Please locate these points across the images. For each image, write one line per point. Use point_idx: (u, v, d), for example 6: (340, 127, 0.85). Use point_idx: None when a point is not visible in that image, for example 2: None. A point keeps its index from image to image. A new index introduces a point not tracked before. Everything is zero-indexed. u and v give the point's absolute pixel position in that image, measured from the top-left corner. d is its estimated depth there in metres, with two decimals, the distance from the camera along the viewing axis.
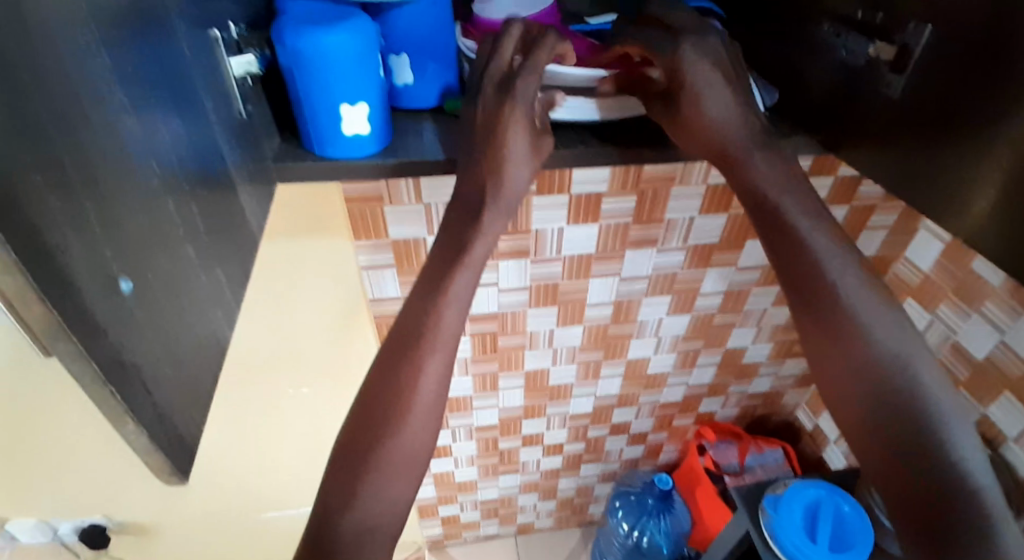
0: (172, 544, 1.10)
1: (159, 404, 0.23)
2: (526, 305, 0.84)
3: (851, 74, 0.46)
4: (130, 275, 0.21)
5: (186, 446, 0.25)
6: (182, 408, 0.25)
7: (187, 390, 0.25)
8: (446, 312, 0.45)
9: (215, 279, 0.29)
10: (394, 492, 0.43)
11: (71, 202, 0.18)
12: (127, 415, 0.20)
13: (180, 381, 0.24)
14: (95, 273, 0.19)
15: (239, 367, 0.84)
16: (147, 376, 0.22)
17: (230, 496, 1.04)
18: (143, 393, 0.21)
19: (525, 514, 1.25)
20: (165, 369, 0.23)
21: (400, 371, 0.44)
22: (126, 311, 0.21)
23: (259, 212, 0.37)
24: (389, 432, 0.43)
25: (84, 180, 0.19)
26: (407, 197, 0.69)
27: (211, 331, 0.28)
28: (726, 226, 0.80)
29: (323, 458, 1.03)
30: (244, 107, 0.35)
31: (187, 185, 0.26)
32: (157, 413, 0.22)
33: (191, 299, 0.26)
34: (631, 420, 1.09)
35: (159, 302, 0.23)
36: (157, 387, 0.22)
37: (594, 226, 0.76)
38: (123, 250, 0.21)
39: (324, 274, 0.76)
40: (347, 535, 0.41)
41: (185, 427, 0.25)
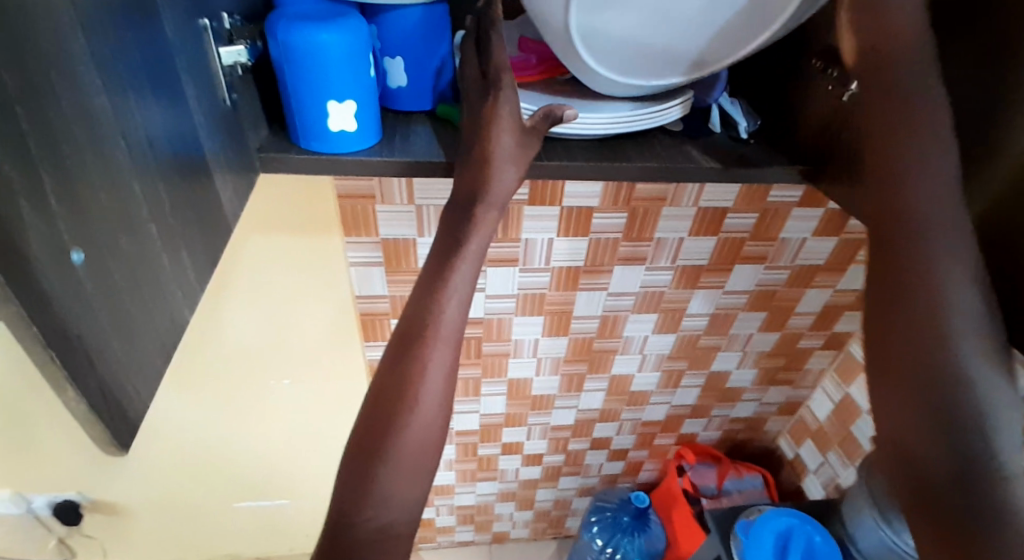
0: (146, 526, 1.11)
1: (106, 377, 0.23)
2: (513, 313, 0.84)
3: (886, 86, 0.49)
4: (85, 250, 0.22)
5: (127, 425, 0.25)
6: (133, 386, 0.25)
7: (141, 367, 0.25)
8: (448, 309, 0.45)
9: (181, 263, 0.29)
10: (409, 489, 0.42)
11: (29, 172, 0.19)
12: (68, 385, 0.21)
13: (134, 354, 0.25)
14: (46, 243, 0.19)
15: (223, 353, 0.84)
16: (93, 347, 0.22)
17: (205, 482, 1.04)
18: (88, 363, 0.22)
19: (501, 523, 1.25)
20: (114, 343, 0.23)
21: (408, 368, 0.44)
22: (78, 284, 0.21)
23: (238, 200, 0.37)
24: (398, 429, 0.42)
25: (45, 155, 0.20)
26: (400, 198, 0.70)
27: (171, 316, 0.28)
28: (716, 249, 0.81)
29: (301, 451, 1.03)
30: (230, 95, 0.36)
31: (156, 169, 0.27)
32: (101, 383, 0.22)
33: (154, 280, 0.26)
34: (612, 436, 1.09)
35: (117, 280, 0.23)
36: (106, 362, 0.23)
37: (584, 239, 0.76)
38: (77, 224, 0.21)
39: (312, 268, 0.77)
40: (367, 538, 0.40)
41: (136, 404, 0.25)
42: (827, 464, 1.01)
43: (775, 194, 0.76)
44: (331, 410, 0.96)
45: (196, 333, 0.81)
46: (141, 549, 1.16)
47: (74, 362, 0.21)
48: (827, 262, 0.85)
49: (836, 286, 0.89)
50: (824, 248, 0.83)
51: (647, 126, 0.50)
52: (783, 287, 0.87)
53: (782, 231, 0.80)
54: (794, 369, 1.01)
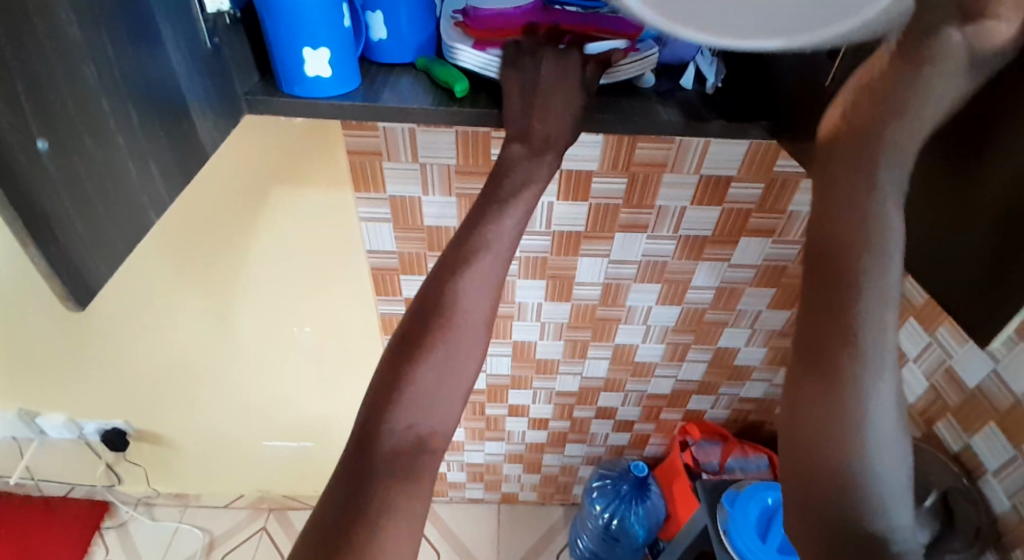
0: (185, 457, 1.23)
1: (70, 253, 0.29)
2: (516, 276, 0.87)
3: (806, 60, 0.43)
4: (50, 141, 0.26)
5: (89, 296, 0.31)
6: (95, 263, 0.31)
7: (102, 248, 0.31)
8: (505, 225, 0.45)
9: (147, 171, 0.34)
10: (447, 407, 0.42)
11: (4, 72, 0.23)
12: (30, 243, 0.26)
13: (96, 235, 0.30)
14: (17, 130, 0.24)
15: (247, 299, 0.92)
16: (55, 221, 0.27)
17: (236, 418, 1.14)
18: (49, 232, 0.27)
19: (509, 484, 1.29)
20: (75, 221, 0.28)
21: (457, 279, 0.43)
22: (43, 168, 0.26)
23: (218, 135, 0.42)
24: (440, 341, 0.42)
25: (17, 60, 0.24)
26: (405, 155, 0.74)
27: (137, 217, 0.34)
28: (720, 220, 0.80)
29: (321, 396, 1.10)
30: (211, 39, 0.40)
31: (127, 92, 0.31)
32: (63, 251, 0.28)
33: (118, 183, 0.32)
34: (618, 407, 1.10)
35: (83, 177, 0.29)
36: (71, 242, 0.28)
37: (584, 204, 0.77)
38: (45, 118, 0.26)
39: (324, 223, 0.82)
40: (398, 446, 0.39)
41: (96, 276, 0.31)
42: None
43: (781, 164, 0.74)
44: (348, 358, 1.02)
45: (222, 279, 0.88)
46: (183, 478, 1.28)
47: (44, 237, 0.27)
48: None
49: None
50: None
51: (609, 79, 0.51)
52: (792, 263, 0.86)
53: (790, 204, 0.78)
54: None
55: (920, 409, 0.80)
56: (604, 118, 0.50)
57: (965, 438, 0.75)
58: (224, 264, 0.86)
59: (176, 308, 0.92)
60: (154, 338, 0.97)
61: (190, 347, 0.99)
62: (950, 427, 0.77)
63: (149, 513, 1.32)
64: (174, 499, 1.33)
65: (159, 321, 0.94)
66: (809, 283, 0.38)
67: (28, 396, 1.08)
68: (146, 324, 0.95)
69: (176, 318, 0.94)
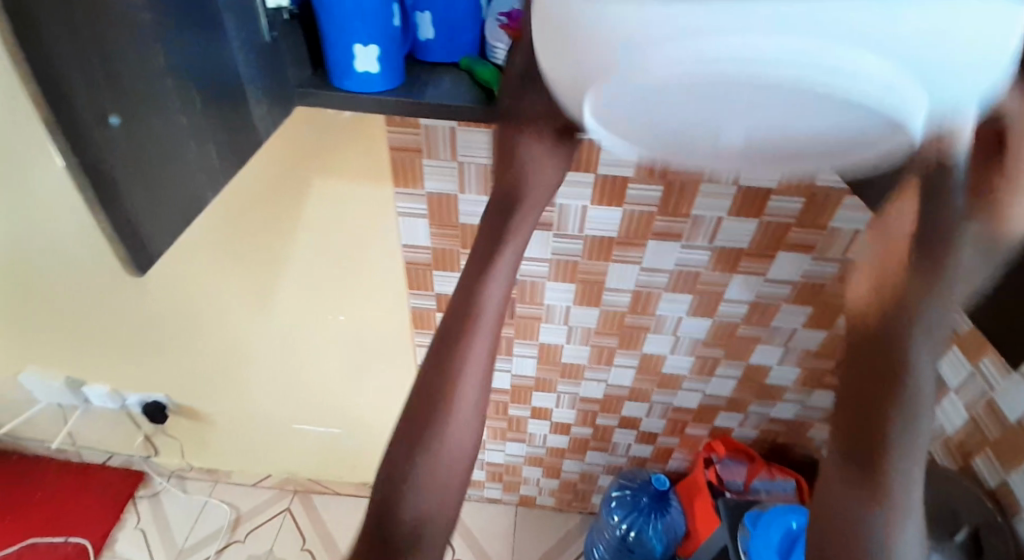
0: (219, 434, 1.27)
1: (131, 215, 0.34)
2: (545, 278, 0.87)
3: None
4: (122, 118, 0.31)
5: (149, 262, 0.37)
6: (151, 227, 0.36)
7: (160, 215, 0.36)
8: (492, 288, 0.48)
9: (207, 153, 0.37)
10: (456, 454, 0.48)
11: (85, 59, 0.28)
12: (96, 205, 0.33)
13: (157, 203, 0.35)
14: (92, 108, 0.29)
15: (286, 285, 0.95)
16: (120, 185, 0.32)
17: (269, 400, 1.18)
18: (111, 196, 0.32)
19: (528, 487, 1.29)
20: (136, 190, 0.33)
21: (455, 345, 0.48)
22: (110, 140, 0.31)
23: (270, 122, 0.45)
24: (445, 402, 0.47)
25: (101, 51, 0.28)
26: (444, 152, 0.75)
27: (194, 192, 0.38)
28: (758, 233, 0.78)
29: (351, 384, 1.13)
30: (271, 34, 0.43)
31: (196, 79, 0.34)
32: (122, 213, 0.34)
33: (179, 158, 0.35)
34: (642, 417, 1.09)
35: (146, 150, 0.33)
36: (132, 205, 0.34)
37: (618, 210, 0.77)
38: (121, 98, 0.30)
39: (363, 216, 0.84)
40: (414, 500, 0.46)
41: (154, 240, 0.36)
42: None
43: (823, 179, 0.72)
44: (378, 348, 1.05)
45: (263, 265, 0.92)
46: (216, 454, 1.34)
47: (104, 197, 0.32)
48: None
49: None
50: None
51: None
52: (831, 282, 0.83)
53: (832, 221, 0.76)
54: None
55: (958, 441, 0.77)
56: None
57: (1002, 474, 0.71)
58: (267, 250, 0.90)
59: (219, 290, 0.96)
60: (197, 318, 1.02)
61: (229, 328, 1.03)
62: (987, 461, 0.73)
63: (181, 486, 1.38)
64: (205, 474, 1.39)
65: (203, 301, 0.99)
66: (853, 376, 0.42)
67: (79, 365, 1.15)
68: (191, 305, 0.99)
69: (220, 300, 0.98)
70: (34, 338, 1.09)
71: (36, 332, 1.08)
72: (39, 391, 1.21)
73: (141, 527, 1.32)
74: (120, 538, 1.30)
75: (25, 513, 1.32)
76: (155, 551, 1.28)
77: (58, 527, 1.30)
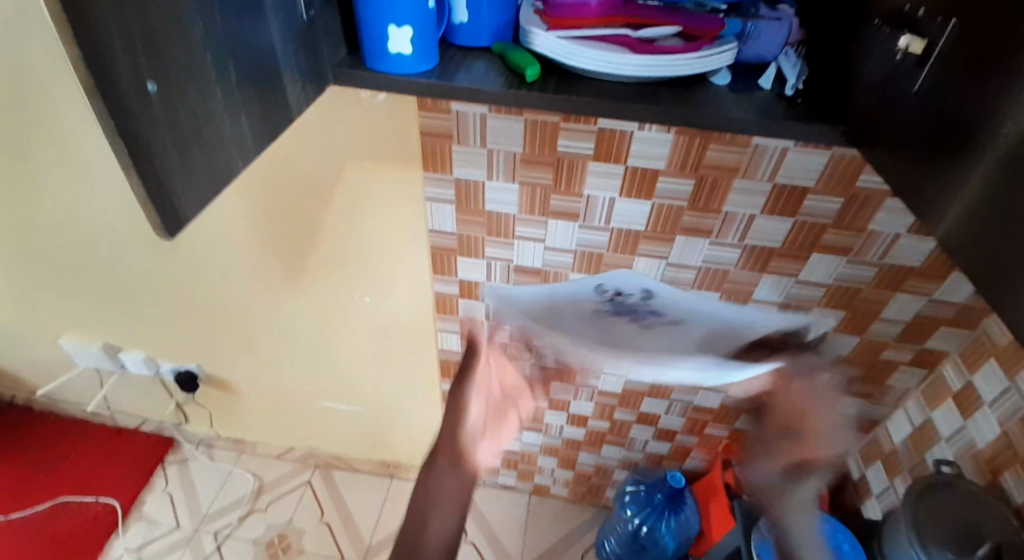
0: (247, 405, 1.31)
1: (167, 187, 0.32)
2: (569, 269, 0.86)
3: (892, 72, 0.40)
4: (158, 84, 0.30)
5: (178, 228, 0.34)
6: (187, 199, 0.34)
7: (196, 184, 0.35)
8: (443, 480, 0.60)
9: (239, 124, 0.37)
10: None
11: (124, 16, 0.27)
12: (131, 174, 0.30)
13: (192, 174, 0.34)
14: (132, 73, 0.28)
15: (314, 265, 0.97)
16: (156, 154, 0.31)
17: (294, 375, 1.20)
18: (152, 166, 0.31)
19: (542, 476, 1.30)
20: (172, 158, 0.32)
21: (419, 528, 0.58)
22: (150, 106, 0.29)
23: (304, 100, 0.45)
24: None
25: (137, 7, 0.27)
26: (475, 140, 0.72)
27: (227, 164, 0.37)
28: (792, 233, 0.75)
29: (373, 365, 1.14)
30: (308, 13, 0.43)
31: (226, 47, 0.34)
32: (160, 184, 0.32)
33: (212, 127, 0.35)
34: (661, 414, 1.08)
35: (181, 118, 0.32)
36: (164, 171, 0.32)
37: (647, 203, 0.75)
38: (156, 62, 0.29)
39: (391, 199, 0.84)
40: None
41: (192, 210, 0.35)
42: (891, 490, 0.94)
43: (865, 179, 0.68)
44: (402, 331, 1.06)
45: (293, 244, 0.94)
46: (243, 425, 1.38)
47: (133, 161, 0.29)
48: (922, 267, 0.76)
49: (929, 295, 0.79)
50: (920, 249, 0.74)
51: (684, 71, 0.50)
52: (867, 287, 0.80)
53: (871, 223, 0.73)
54: (874, 383, 0.93)
55: (988, 456, 0.74)
56: (637, 106, 0.50)
57: None
58: (298, 229, 0.91)
59: (249, 266, 0.99)
60: (228, 292, 1.05)
61: (259, 304, 1.06)
62: (1015, 478, 0.71)
63: (208, 454, 1.43)
64: (231, 443, 1.43)
65: (234, 275, 1.01)
66: None
67: (117, 332, 1.19)
68: (222, 280, 1.02)
69: (251, 275, 1.00)
70: (76, 302, 1.14)
71: (77, 299, 1.13)
72: (78, 356, 1.26)
73: (169, 491, 1.36)
74: (148, 500, 1.35)
75: (62, 470, 1.39)
76: (181, 515, 1.33)
77: (92, 486, 1.36)
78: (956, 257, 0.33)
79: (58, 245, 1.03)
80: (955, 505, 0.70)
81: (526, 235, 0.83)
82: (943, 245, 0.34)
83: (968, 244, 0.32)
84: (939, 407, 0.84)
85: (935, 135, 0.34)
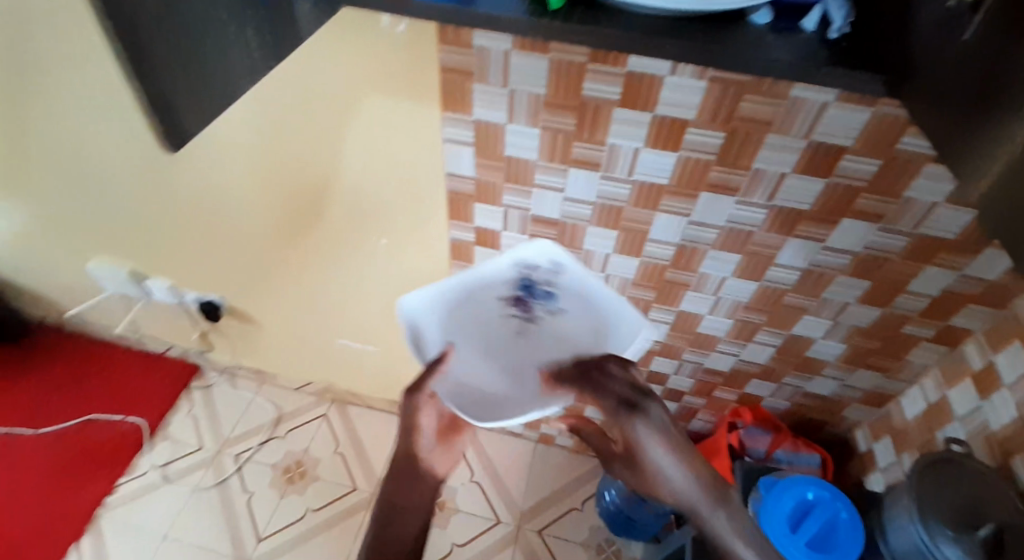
0: (268, 338, 1.35)
1: (165, 87, 0.35)
2: (588, 222, 0.84)
3: (943, 17, 0.36)
4: None
5: (180, 135, 0.39)
6: (181, 102, 0.37)
7: (195, 91, 0.38)
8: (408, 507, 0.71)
9: (244, 37, 0.37)
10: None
11: None
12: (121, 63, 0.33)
13: (189, 80, 0.36)
14: None
15: (331, 204, 0.96)
16: (148, 53, 0.33)
17: (312, 312, 1.23)
18: (142, 62, 0.33)
19: (549, 426, 1.32)
20: (169, 61, 0.34)
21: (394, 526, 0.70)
22: None
23: (314, 21, 0.43)
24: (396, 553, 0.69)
25: None
26: (496, 79, 0.69)
27: (229, 77, 0.39)
28: (823, 195, 0.72)
29: (389, 307, 1.16)
30: None
31: None
32: (151, 84, 0.34)
33: (216, 35, 0.36)
34: (670, 374, 1.08)
35: (180, 25, 0.33)
36: (160, 75, 0.34)
37: (673, 156, 0.71)
38: None
39: (410, 141, 0.82)
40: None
41: (186, 115, 0.38)
42: (897, 465, 0.93)
43: (906, 141, 0.64)
44: (417, 275, 1.06)
45: (312, 181, 0.93)
46: (263, 357, 1.42)
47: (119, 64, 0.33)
48: (958, 239, 0.72)
49: (961, 270, 0.75)
50: (957, 221, 0.70)
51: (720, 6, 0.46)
52: (896, 257, 0.77)
53: (907, 190, 0.69)
54: (892, 357, 0.90)
55: (1001, 438, 0.73)
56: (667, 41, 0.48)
57: None
58: (316, 167, 0.90)
59: (268, 201, 0.99)
60: (249, 226, 1.05)
61: (277, 240, 1.06)
62: None
63: (231, 382, 1.48)
64: (252, 374, 1.48)
65: (255, 210, 1.02)
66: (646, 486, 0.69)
67: (142, 259, 1.21)
68: (242, 213, 1.03)
69: (270, 210, 1.01)
70: (102, 228, 1.17)
71: (104, 225, 1.15)
72: (106, 280, 1.30)
73: (193, 414, 1.43)
74: (173, 421, 1.42)
75: (94, 388, 1.46)
76: (203, 437, 1.39)
77: (121, 404, 1.43)
78: (989, 225, 0.31)
79: (83, 168, 1.04)
80: (962, 484, 0.69)
81: (545, 183, 0.80)
82: (982, 214, 0.32)
83: (995, 215, 0.30)
84: (957, 385, 0.82)
85: (977, 97, 0.32)
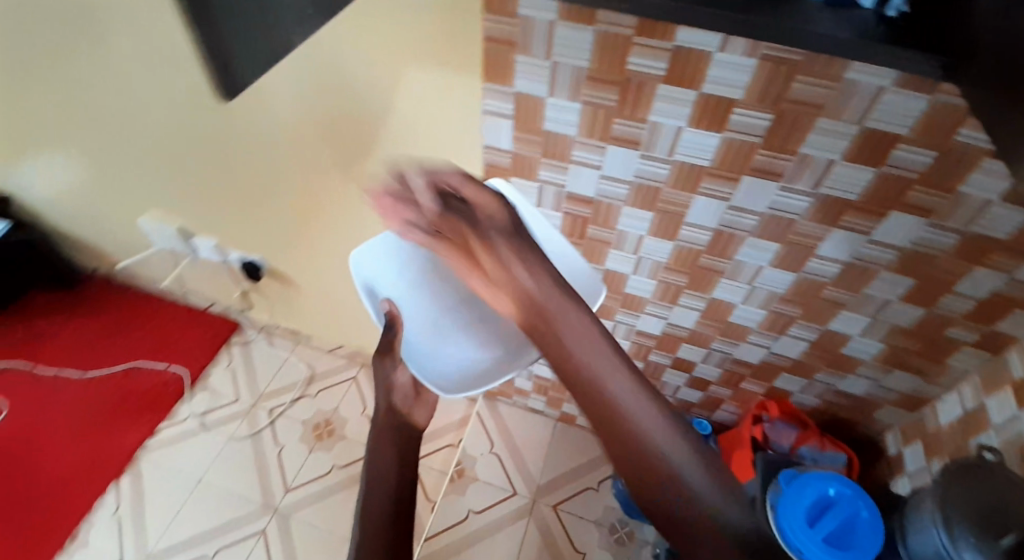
0: (306, 301, 1.39)
1: (223, 49, 0.34)
2: (623, 202, 0.83)
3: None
4: None
5: (233, 91, 0.37)
6: (241, 64, 0.36)
7: (253, 56, 0.37)
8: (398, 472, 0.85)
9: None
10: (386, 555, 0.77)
11: None
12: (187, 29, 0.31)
13: (249, 40, 0.36)
14: None
15: (370, 173, 0.97)
16: (217, 13, 0.32)
17: (347, 278, 1.25)
18: (211, 25, 0.32)
19: (570, 406, 1.33)
20: (234, 14, 0.33)
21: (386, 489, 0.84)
22: None
23: None
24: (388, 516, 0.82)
25: None
26: (540, 50, 0.68)
27: (282, 35, 0.39)
28: (872, 185, 0.69)
29: None
30: None
31: None
32: (216, 49, 0.33)
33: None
34: (697, 362, 1.07)
35: None
36: (222, 34, 0.33)
37: (717, 136, 0.69)
38: None
39: (452, 111, 0.82)
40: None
41: (242, 75, 0.37)
42: (926, 471, 0.91)
43: (963, 133, 0.60)
44: None
45: (352, 148, 0.94)
46: (300, 319, 1.46)
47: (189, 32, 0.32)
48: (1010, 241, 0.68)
49: (1012, 274, 0.71)
50: (1013, 220, 0.66)
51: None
52: (943, 256, 0.73)
53: (962, 184, 0.65)
54: (931, 360, 0.87)
55: None
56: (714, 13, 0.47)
57: None
58: (357, 134, 0.91)
59: (309, 166, 1.01)
60: (290, 190, 1.08)
61: (316, 205, 1.08)
62: None
63: (268, 340, 1.53)
64: (289, 334, 1.53)
65: (296, 173, 1.04)
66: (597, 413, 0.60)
67: (188, 216, 1.26)
68: (284, 177, 1.05)
69: (312, 176, 1.03)
70: (152, 183, 1.21)
71: (155, 182, 1.20)
72: (156, 236, 1.36)
73: (231, 369, 1.49)
74: (213, 373, 1.48)
75: (141, 338, 1.53)
76: (240, 391, 1.45)
77: (165, 354, 1.50)
78: None
79: (135, 124, 1.08)
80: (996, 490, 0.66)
81: (584, 160, 0.79)
82: None
83: None
84: (995, 394, 0.79)
85: None
